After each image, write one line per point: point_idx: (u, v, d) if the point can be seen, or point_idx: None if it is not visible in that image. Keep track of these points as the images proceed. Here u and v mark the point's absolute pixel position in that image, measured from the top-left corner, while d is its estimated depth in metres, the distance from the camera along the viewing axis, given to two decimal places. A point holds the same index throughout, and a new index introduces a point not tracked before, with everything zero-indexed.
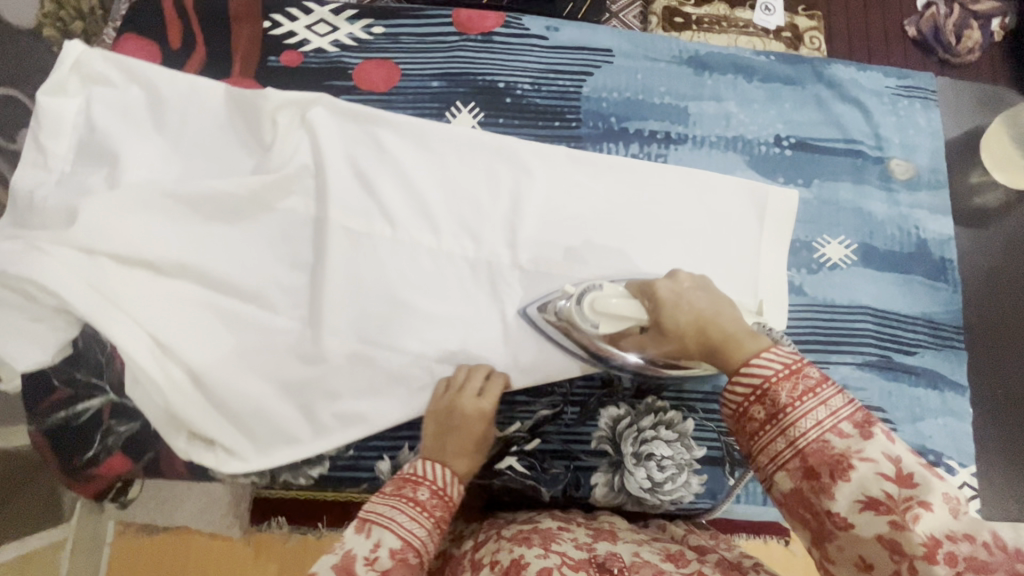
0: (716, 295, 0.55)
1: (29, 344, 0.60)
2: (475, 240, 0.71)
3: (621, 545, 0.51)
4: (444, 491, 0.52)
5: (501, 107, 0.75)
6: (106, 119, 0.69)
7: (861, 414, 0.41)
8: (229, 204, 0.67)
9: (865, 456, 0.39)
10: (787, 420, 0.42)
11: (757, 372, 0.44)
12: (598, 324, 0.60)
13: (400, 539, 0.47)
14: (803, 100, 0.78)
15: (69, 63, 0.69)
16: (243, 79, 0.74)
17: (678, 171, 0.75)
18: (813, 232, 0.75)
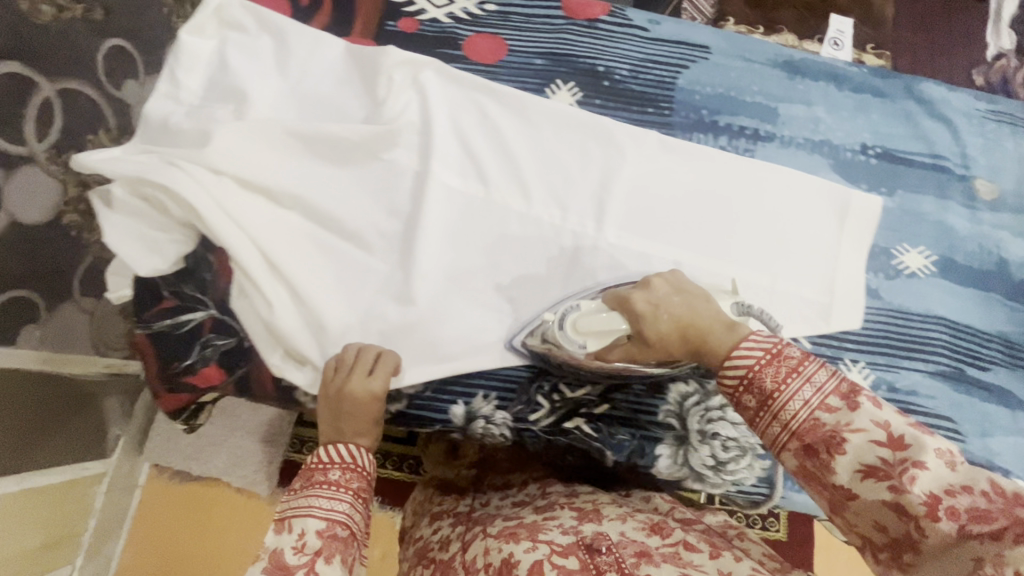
0: (686, 293, 0.55)
1: (151, 251, 0.65)
2: (562, 210, 0.74)
3: (608, 525, 0.52)
4: (354, 464, 0.55)
5: (598, 89, 0.79)
6: (236, 61, 0.75)
7: (845, 385, 0.44)
8: (340, 147, 0.71)
9: (855, 427, 0.42)
10: (777, 405, 0.45)
11: (739, 363, 0.47)
12: (586, 345, 0.60)
13: (323, 520, 0.50)
14: (892, 112, 0.80)
15: (212, 8, 0.76)
16: (362, 39, 0.79)
17: (764, 165, 0.77)
18: (893, 239, 0.76)
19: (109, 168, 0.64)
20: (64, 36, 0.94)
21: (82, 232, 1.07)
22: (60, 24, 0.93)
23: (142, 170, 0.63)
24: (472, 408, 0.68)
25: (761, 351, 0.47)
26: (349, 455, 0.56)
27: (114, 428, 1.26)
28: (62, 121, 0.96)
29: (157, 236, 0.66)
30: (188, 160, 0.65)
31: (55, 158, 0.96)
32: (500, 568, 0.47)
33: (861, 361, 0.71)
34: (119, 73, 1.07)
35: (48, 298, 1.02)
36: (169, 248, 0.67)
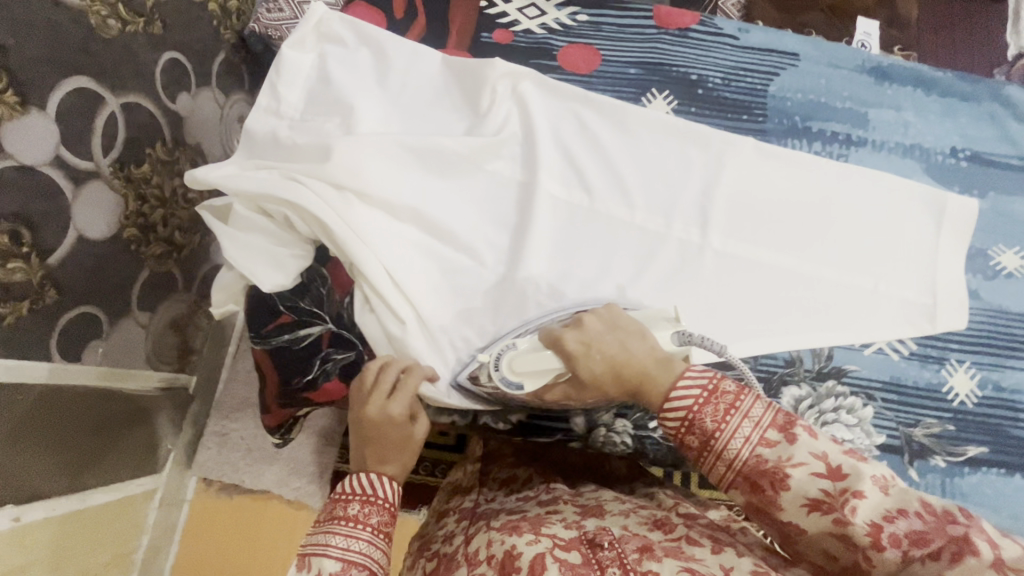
0: (619, 329, 0.56)
1: (273, 267, 0.65)
2: (666, 218, 0.75)
3: (611, 519, 0.53)
4: (373, 495, 0.50)
5: (694, 97, 0.80)
6: (336, 74, 0.75)
7: (781, 416, 0.44)
8: (448, 157, 0.71)
9: (796, 461, 0.42)
10: (720, 445, 0.44)
11: (679, 405, 0.47)
12: (524, 383, 0.61)
13: (339, 562, 0.46)
14: (978, 115, 0.81)
15: (312, 22, 0.76)
16: (457, 51, 0.80)
17: (859, 170, 0.78)
18: (989, 240, 0.77)
19: (229, 184, 0.64)
20: (129, 49, 0.93)
21: (141, 246, 1.05)
22: (126, 37, 0.92)
23: (265, 184, 0.63)
24: (592, 417, 0.68)
25: (698, 390, 0.46)
26: (368, 485, 0.51)
27: (165, 441, 1.25)
28: (124, 136, 0.95)
29: (280, 250, 0.65)
30: (309, 174, 0.65)
31: (119, 173, 0.95)
32: (503, 562, 0.47)
33: (967, 361, 0.72)
34: (172, 87, 1.06)
35: (113, 314, 1.01)
36: (292, 263, 0.66)
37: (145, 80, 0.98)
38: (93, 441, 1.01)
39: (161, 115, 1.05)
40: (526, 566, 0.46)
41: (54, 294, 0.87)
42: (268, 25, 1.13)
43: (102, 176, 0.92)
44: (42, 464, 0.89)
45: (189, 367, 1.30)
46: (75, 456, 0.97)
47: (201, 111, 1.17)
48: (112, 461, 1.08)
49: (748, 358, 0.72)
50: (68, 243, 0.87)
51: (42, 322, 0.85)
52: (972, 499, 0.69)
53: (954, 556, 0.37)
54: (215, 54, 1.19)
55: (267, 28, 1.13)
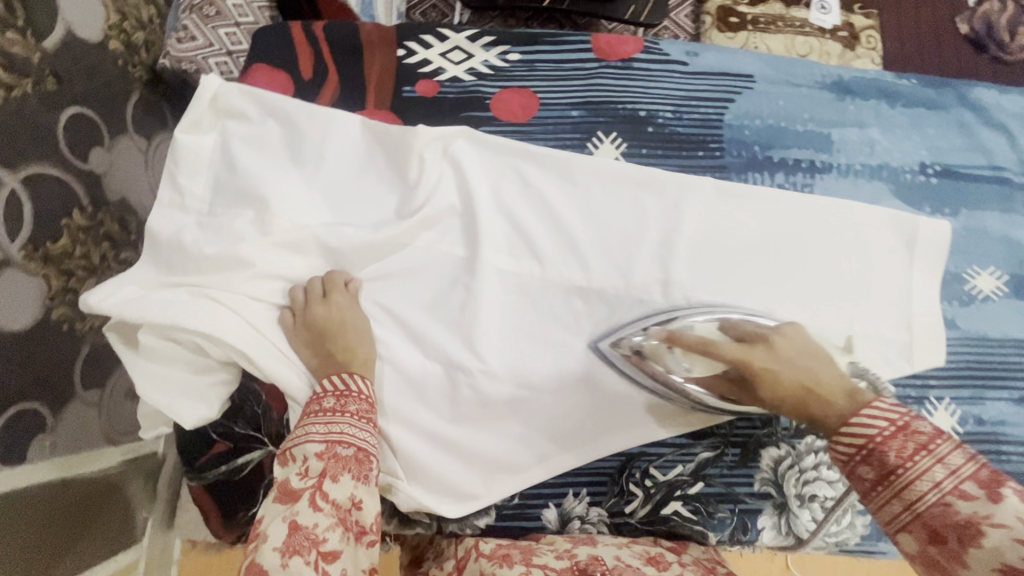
0: (811, 354, 0.56)
1: (196, 402, 0.60)
2: (625, 278, 0.69)
3: (602, 548, 0.60)
4: (347, 390, 0.58)
5: (644, 136, 0.73)
6: (244, 157, 0.66)
7: (985, 473, 0.43)
8: (373, 245, 0.66)
9: (996, 521, 0.41)
10: (902, 482, 0.45)
11: (859, 431, 0.47)
12: (692, 367, 0.63)
13: (322, 444, 0.53)
14: (946, 124, 0.76)
15: (207, 98, 0.66)
16: (378, 111, 0.71)
17: (827, 201, 0.72)
18: (964, 262, 0.73)
19: (138, 314, 0.58)
20: (21, 116, 0.82)
21: (76, 323, 0.98)
22: (14, 104, 0.81)
23: (182, 312, 0.59)
24: (564, 509, 0.66)
25: (885, 422, 0.47)
26: (341, 382, 0.58)
27: (141, 510, 1.22)
28: (33, 213, 0.86)
29: (199, 381, 0.60)
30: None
31: (34, 254, 0.86)
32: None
33: (947, 397, 0.70)
34: (82, 145, 0.95)
35: (55, 404, 0.94)
36: (216, 391, 0.61)
37: (48, 145, 0.87)
38: (69, 528, 0.97)
39: (75, 179, 0.94)
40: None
41: None
42: (181, 58, 0.91)
43: (14, 263, 0.83)
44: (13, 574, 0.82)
45: None
46: (45, 548, 0.90)
47: (122, 165, 1.06)
48: (93, 542, 1.04)
49: (722, 424, 0.67)
50: None
51: None
52: None
53: None
54: (128, 97, 1.07)
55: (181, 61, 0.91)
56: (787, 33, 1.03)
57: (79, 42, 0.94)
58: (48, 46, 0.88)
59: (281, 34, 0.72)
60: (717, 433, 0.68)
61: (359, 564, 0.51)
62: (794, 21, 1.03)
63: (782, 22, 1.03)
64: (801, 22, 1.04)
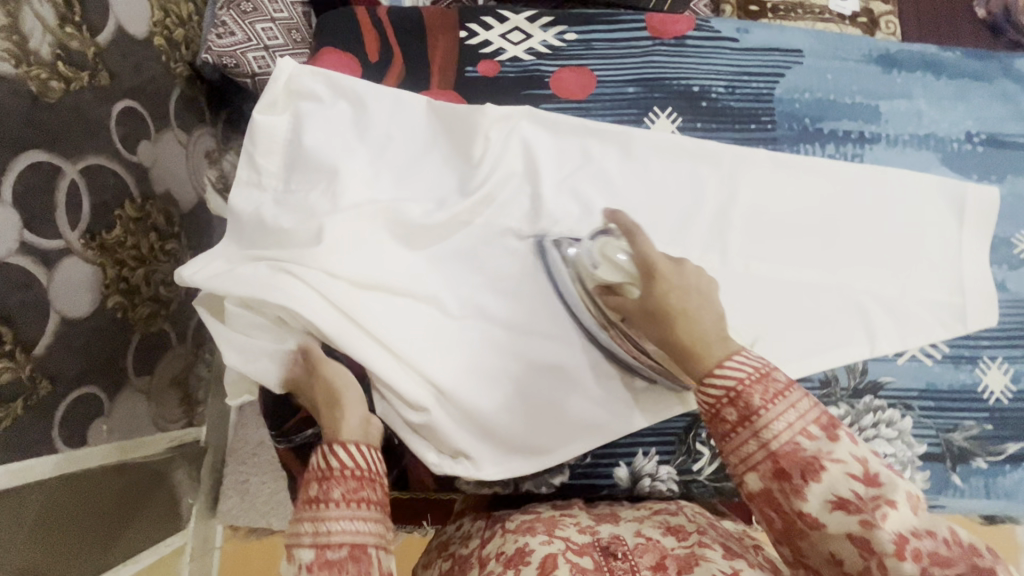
0: (707, 298, 0.54)
1: (279, 369, 0.61)
2: (685, 247, 0.71)
3: (624, 525, 0.59)
4: (327, 470, 0.48)
5: (698, 111, 0.75)
6: (314, 134, 0.68)
7: (826, 417, 0.45)
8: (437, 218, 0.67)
9: (835, 458, 0.44)
10: (760, 424, 0.46)
11: (724, 381, 0.47)
12: (597, 267, 0.62)
13: (311, 550, 0.45)
14: (990, 95, 0.78)
15: (283, 80, 0.69)
16: (442, 91, 0.74)
17: (877, 170, 0.75)
18: (1012, 227, 0.75)
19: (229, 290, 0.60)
20: (78, 109, 0.84)
21: (128, 311, 0.99)
22: (73, 96, 0.83)
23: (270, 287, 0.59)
24: (635, 468, 0.68)
25: (749, 369, 0.47)
26: (323, 459, 0.49)
27: (186, 496, 1.23)
28: (90, 203, 0.88)
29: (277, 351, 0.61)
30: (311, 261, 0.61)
31: (91, 243, 0.89)
32: (513, 557, 0.53)
33: (999, 356, 0.72)
34: (132, 137, 0.96)
35: (111, 388, 0.96)
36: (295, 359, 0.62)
37: (100, 136, 0.89)
38: (118, 514, 0.99)
39: (125, 171, 0.96)
40: (536, 561, 0.52)
41: (48, 385, 0.82)
42: (221, 53, 0.96)
43: (74, 251, 0.85)
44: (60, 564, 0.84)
45: (198, 419, 1.27)
46: (93, 538, 0.92)
47: (165, 157, 1.07)
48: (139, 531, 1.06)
49: None
50: (52, 329, 0.82)
51: (40, 416, 0.81)
52: (1016, 496, 0.69)
53: None
54: (170, 92, 1.07)
55: (222, 56, 0.95)
56: (808, 20, 1.02)
57: (126, 38, 0.94)
58: (102, 41, 0.89)
59: (348, 22, 0.75)
60: None
61: None
62: (814, 9, 1.03)
63: (803, 9, 1.02)
64: (821, 10, 1.03)
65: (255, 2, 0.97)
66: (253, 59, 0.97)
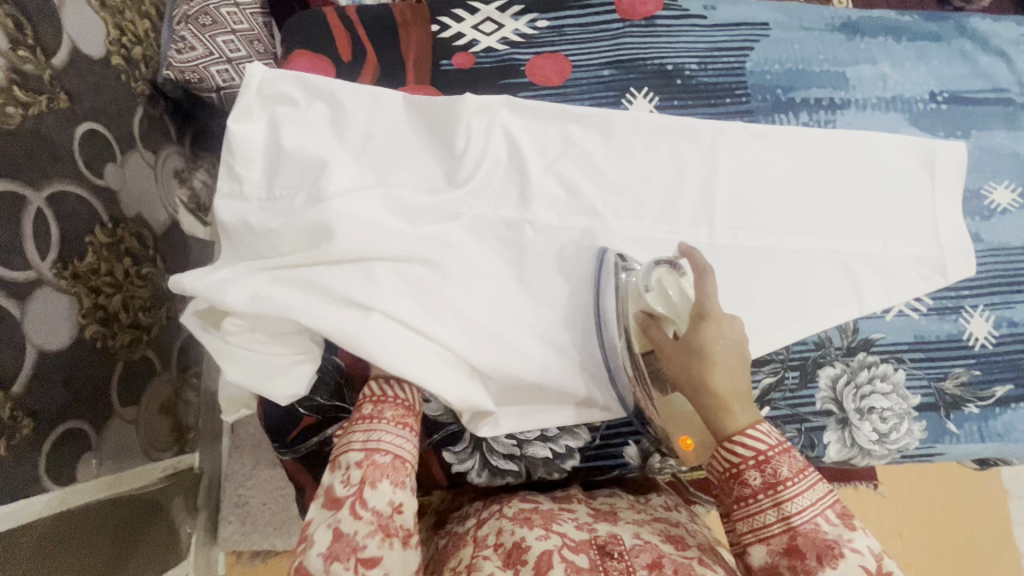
0: (742, 361, 0.52)
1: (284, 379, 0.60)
2: (672, 224, 0.73)
3: (622, 526, 0.59)
4: (382, 395, 0.57)
5: (674, 89, 0.76)
6: (293, 139, 0.67)
7: (842, 506, 0.48)
8: (423, 211, 0.67)
9: (853, 547, 0.46)
10: (782, 496, 0.48)
11: (752, 444, 0.49)
12: (649, 291, 0.59)
13: (362, 451, 0.53)
14: (949, 54, 0.81)
15: (255, 85, 0.68)
16: (419, 87, 0.74)
17: (851, 134, 0.77)
18: (980, 179, 0.78)
19: (224, 302, 0.59)
20: (39, 134, 0.81)
21: (108, 340, 0.96)
22: (32, 122, 0.80)
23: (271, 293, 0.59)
24: (643, 445, 0.71)
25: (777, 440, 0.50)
26: (378, 388, 0.58)
27: (185, 525, 1.20)
28: (59, 231, 0.85)
29: (282, 359, 0.60)
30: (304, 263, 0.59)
31: (64, 272, 0.85)
32: (511, 552, 0.54)
33: (981, 305, 0.75)
34: (98, 161, 0.93)
35: (98, 421, 0.93)
36: (296, 372, 0.61)
37: (65, 161, 0.86)
38: (115, 551, 0.95)
39: (93, 196, 0.92)
40: (532, 560, 0.52)
41: (31, 423, 0.78)
42: (183, 69, 0.93)
43: (47, 281, 0.82)
44: None
45: (190, 446, 1.24)
46: None
47: (133, 181, 1.03)
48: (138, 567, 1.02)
49: (780, 350, 0.71)
50: (29, 365, 0.78)
51: (26, 456, 0.78)
52: (1008, 437, 0.72)
53: None
54: (133, 111, 1.04)
55: (183, 72, 0.93)
56: None
57: (83, 58, 0.91)
58: (57, 63, 0.85)
59: (319, 25, 0.75)
60: (775, 359, 0.71)
61: (404, 567, 0.50)
62: None
63: None
64: None
65: (213, 15, 0.95)
66: (216, 73, 0.95)
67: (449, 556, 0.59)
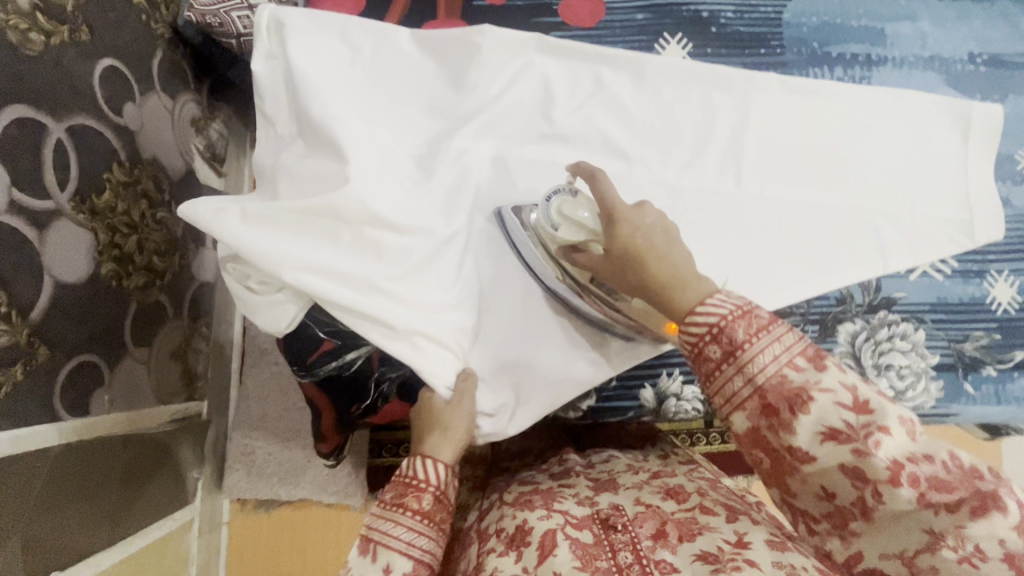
0: (669, 237, 0.48)
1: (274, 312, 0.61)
2: (699, 173, 0.72)
3: (623, 493, 0.55)
4: (440, 493, 0.51)
5: (708, 36, 0.75)
6: (307, 67, 0.64)
7: (812, 349, 0.40)
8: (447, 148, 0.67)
9: (823, 387, 0.38)
10: (744, 359, 0.39)
11: (704, 320, 0.41)
12: (558, 226, 0.58)
13: (409, 559, 0.47)
14: (991, 16, 0.79)
15: (265, 23, 0.66)
16: (450, 21, 0.74)
17: (885, 90, 0.75)
18: (1015, 145, 0.77)
19: (253, 247, 0.56)
20: (61, 66, 0.80)
21: (123, 280, 0.96)
22: (54, 52, 0.79)
23: (304, 235, 0.59)
24: None
25: (731, 306, 0.41)
26: (433, 478, 0.51)
27: (192, 469, 1.20)
28: (77, 163, 0.84)
29: (274, 295, 0.60)
30: (331, 203, 0.58)
31: (82, 207, 0.85)
32: (514, 535, 0.50)
33: (1006, 270, 0.74)
34: (117, 98, 0.92)
35: (110, 357, 0.93)
36: (282, 311, 0.61)
37: (85, 96, 0.85)
38: (124, 487, 0.96)
39: (112, 133, 0.91)
40: (536, 541, 0.48)
41: (47, 351, 0.79)
42: (204, 12, 0.92)
43: (65, 214, 0.82)
44: (69, 529, 0.82)
45: (198, 394, 1.24)
46: (105, 510, 0.90)
47: (151, 123, 1.02)
48: (145, 506, 1.02)
49: (801, 304, 0.72)
50: (47, 294, 0.78)
51: (40, 383, 0.78)
52: None
53: (975, 509, 0.36)
54: (153, 53, 1.02)
55: (205, 15, 0.92)
56: None
57: None
58: None
59: None
60: (795, 313, 0.72)
61: None
62: None
63: None
64: None
65: None
66: (237, 19, 0.94)
67: (457, 559, 0.57)
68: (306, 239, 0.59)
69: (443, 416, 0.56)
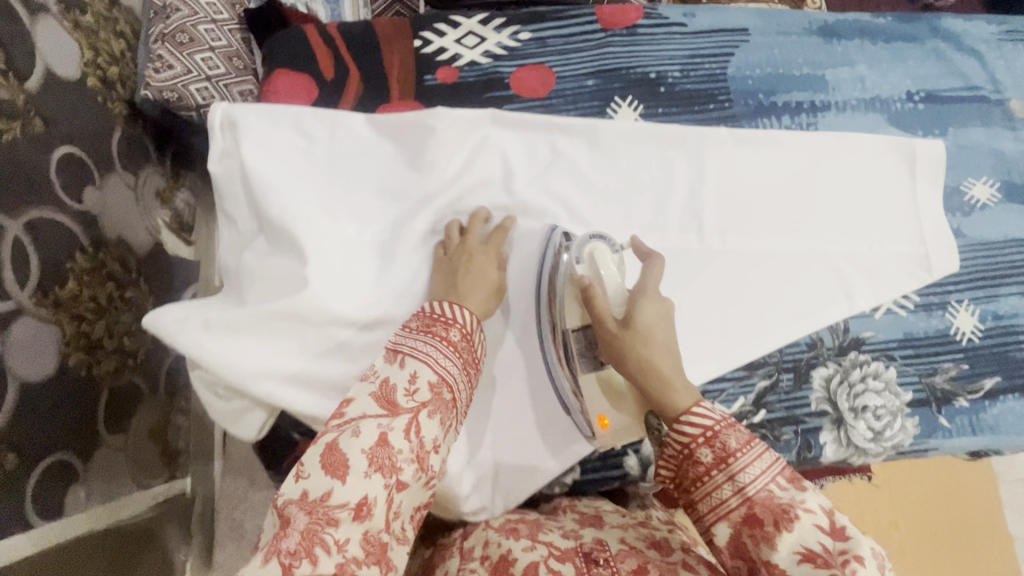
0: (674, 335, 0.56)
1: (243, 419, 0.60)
2: (662, 229, 0.73)
3: (607, 530, 0.56)
4: (469, 334, 0.54)
5: (658, 97, 0.77)
6: (264, 166, 0.64)
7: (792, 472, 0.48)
8: (410, 230, 0.67)
9: (807, 507, 0.44)
10: (734, 468, 0.47)
11: (698, 421, 0.49)
12: (582, 260, 0.61)
13: (437, 373, 0.50)
14: (924, 55, 0.83)
15: (221, 123, 0.66)
16: (403, 102, 0.74)
17: (832, 135, 0.78)
18: (960, 176, 0.80)
19: (225, 361, 0.58)
20: (14, 161, 0.75)
21: (93, 368, 0.91)
22: (6, 147, 0.74)
23: (274, 341, 0.60)
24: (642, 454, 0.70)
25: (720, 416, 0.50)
26: (460, 316, 0.55)
27: (179, 552, 1.15)
28: (38, 260, 0.80)
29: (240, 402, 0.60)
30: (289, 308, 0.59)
31: (45, 300, 0.81)
32: (497, 564, 0.52)
33: (966, 299, 0.76)
34: (75, 184, 0.88)
35: (86, 451, 0.89)
36: (250, 417, 0.60)
37: (39, 186, 0.80)
38: None
39: (75, 223, 0.88)
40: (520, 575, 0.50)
41: (16, 459, 0.74)
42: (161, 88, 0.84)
43: (26, 309, 0.77)
44: None
45: (181, 469, 1.19)
46: None
47: (114, 204, 0.98)
48: None
49: (773, 353, 0.72)
50: (11, 402, 0.74)
51: (8, 496, 0.72)
52: (998, 429, 0.73)
53: None
54: (112, 131, 0.98)
55: (161, 92, 0.84)
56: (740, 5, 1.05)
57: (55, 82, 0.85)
58: (30, 86, 0.79)
59: (299, 42, 0.74)
60: (770, 362, 0.72)
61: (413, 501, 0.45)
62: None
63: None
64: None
65: (191, 32, 0.85)
66: (196, 92, 0.87)
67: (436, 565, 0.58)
68: (268, 339, 0.60)
69: (490, 275, 0.62)
